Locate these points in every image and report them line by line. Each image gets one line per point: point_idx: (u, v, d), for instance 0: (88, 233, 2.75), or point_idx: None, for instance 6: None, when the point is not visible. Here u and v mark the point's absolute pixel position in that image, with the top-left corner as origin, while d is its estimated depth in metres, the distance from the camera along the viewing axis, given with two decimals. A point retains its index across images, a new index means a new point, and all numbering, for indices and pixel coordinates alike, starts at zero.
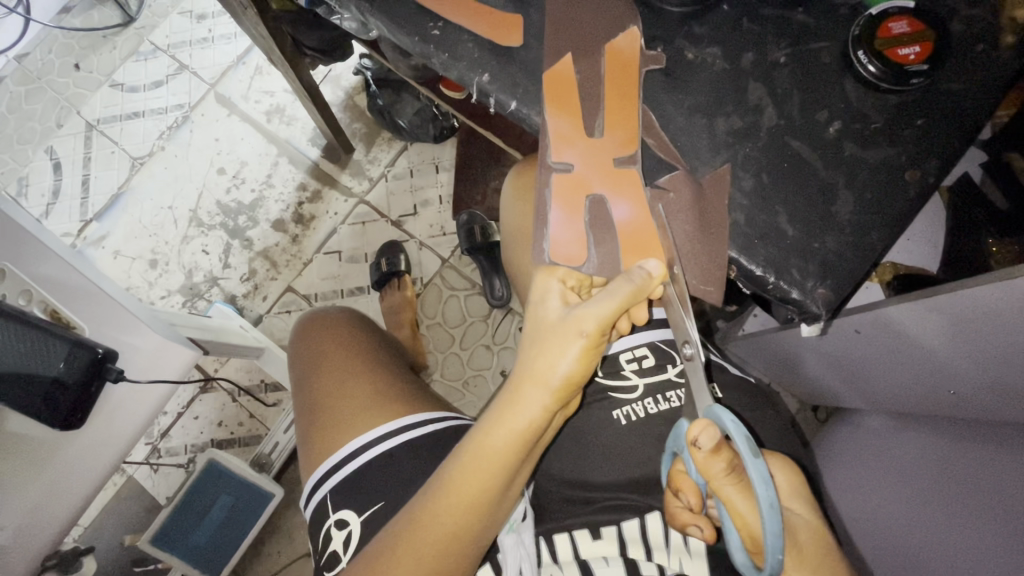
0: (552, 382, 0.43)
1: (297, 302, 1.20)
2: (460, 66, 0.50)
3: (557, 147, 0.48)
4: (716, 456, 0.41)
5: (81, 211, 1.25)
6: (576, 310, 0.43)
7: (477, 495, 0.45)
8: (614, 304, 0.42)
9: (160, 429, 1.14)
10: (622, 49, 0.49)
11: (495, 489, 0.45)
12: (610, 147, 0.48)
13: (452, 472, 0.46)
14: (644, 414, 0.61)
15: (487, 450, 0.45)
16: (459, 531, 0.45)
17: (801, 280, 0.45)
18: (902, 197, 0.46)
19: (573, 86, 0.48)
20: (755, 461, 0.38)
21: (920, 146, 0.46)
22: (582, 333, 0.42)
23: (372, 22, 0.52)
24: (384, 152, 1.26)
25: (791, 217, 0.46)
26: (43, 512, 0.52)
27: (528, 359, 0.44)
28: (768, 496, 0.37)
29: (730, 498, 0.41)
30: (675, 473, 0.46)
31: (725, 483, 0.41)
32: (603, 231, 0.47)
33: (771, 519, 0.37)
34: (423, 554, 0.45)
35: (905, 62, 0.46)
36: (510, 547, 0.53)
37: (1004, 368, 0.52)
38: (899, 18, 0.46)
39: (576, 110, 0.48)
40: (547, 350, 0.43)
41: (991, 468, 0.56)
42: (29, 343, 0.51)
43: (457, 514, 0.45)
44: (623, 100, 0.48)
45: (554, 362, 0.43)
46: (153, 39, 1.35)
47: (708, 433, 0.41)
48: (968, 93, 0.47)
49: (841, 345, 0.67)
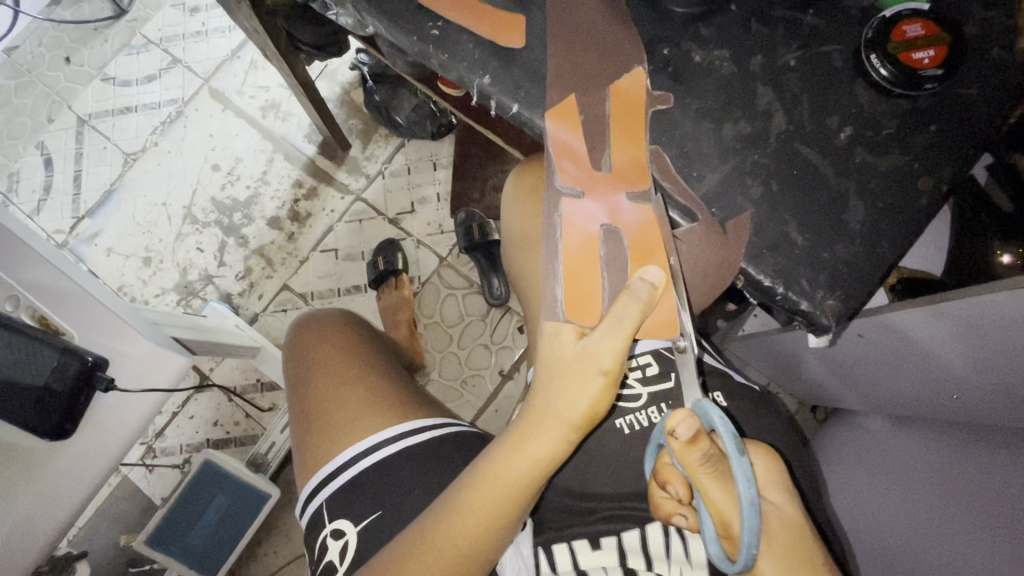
0: (573, 419, 0.42)
1: (294, 301, 1.19)
2: (461, 67, 0.48)
3: (567, 177, 0.46)
4: (694, 448, 0.40)
5: (73, 208, 1.23)
6: (590, 344, 0.41)
7: (490, 521, 0.44)
8: (624, 337, 0.40)
9: (155, 430, 1.13)
10: (626, 90, 0.47)
11: (510, 517, 0.45)
12: (620, 186, 0.46)
13: (467, 496, 0.45)
14: (648, 423, 0.59)
15: (507, 476, 0.43)
16: (470, 555, 0.45)
17: (811, 290, 0.44)
18: (913, 205, 0.45)
19: (579, 123, 0.47)
20: (741, 460, 0.38)
21: (931, 152, 0.45)
22: (602, 371, 0.41)
23: (370, 20, 0.51)
24: (381, 149, 1.24)
25: (800, 226, 0.44)
26: (32, 523, 0.51)
27: (546, 394, 0.42)
28: (750, 494, 0.37)
29: (706, 487, 0.40)
30: (662, 465, 0.44)
31: (702, 476, 0.40)
32: (616, 264, 0.45)
33: (750, 517, 0.37)
34: (433, 568, 0.45)
35: (918, 67, 0.44)
36: (509, 559, 0.55)
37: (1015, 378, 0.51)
38: (913, 21, 0.45)
39: (582, 147, 0.47)
40: (567, 387, 0.41)
41: (996, 474, 0.56)
42: (17, 352, 0.49)
43: (467, 539, 0.44)
44: (630, 136, 0.46)
45: (574, 400, 0.41)
46: (146, 33, 1.32)
47: (686, 424, 0.40)
48: (982, 98, 0.46)
49: (847, 351, 0.66)
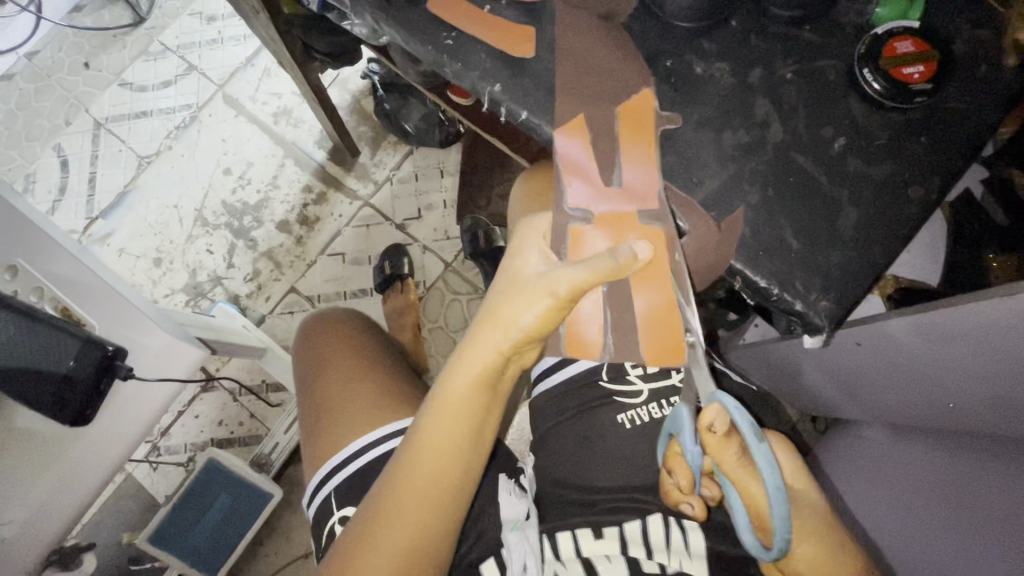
0: (518, 327, 0.45)
1: (300, 303, 1.21)
2: (473, 76, 0.50)
3: (576, 200, 0.48)
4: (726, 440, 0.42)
5: (87, 208, 1.26)
6: (554, 271, 0.45)
7: (456, 433, 0.47)
8: (591, 274, 0.43)
9: (161, 428, 1.15)
10: (635, 107, 0.49)
11: (471, 431, 0.48)
12: (627, 206, 0.47)
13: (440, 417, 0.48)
14: (649, 418, 0.61)
15: (458, 395, 0.47)
16: (444, 471, 0.47)
17: (805, 292, 0.45)
18: (905, 213, 0.46)
19: (588, 143, 0.49)
20: (763, 447, 0.39)
21: (923, 163, 0.47)
22: (554, 294, 0.44)
23: (386, 30, 0.53)
24: (389, 156, 1.27)
25: (796, 231, 0.46)
26: (49, 508, 0.52)
27: (500, 305, 0.47)
28: (775, 479, 0.38)
29: (740, 480, 0.41)
30: (673, 456, 0.47)
31: (738, 469, 0.41)
32: (620, 291, 0.48)
33: (779, 502, 0.38)
34: (417, 488, 0.47)
35: (908, 81, 0.47)
36: (515, 542, 0.54)
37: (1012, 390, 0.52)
38: (904, 38, 0.48)
39: (588, 169, 0.48)
40: (516, 301, 0.46)
41: (997, 484, 0.57)
42: (38, 340, 0.51)
43: (439, 455, 0.47)
44: (639, 154, 0.48)
45: (519, 311, 0.45)
46: (163, 40, 1.36)
47: (721, 418, 0.42)
48: (972, 111, 0.48)
49: (844, 358, 0.67)
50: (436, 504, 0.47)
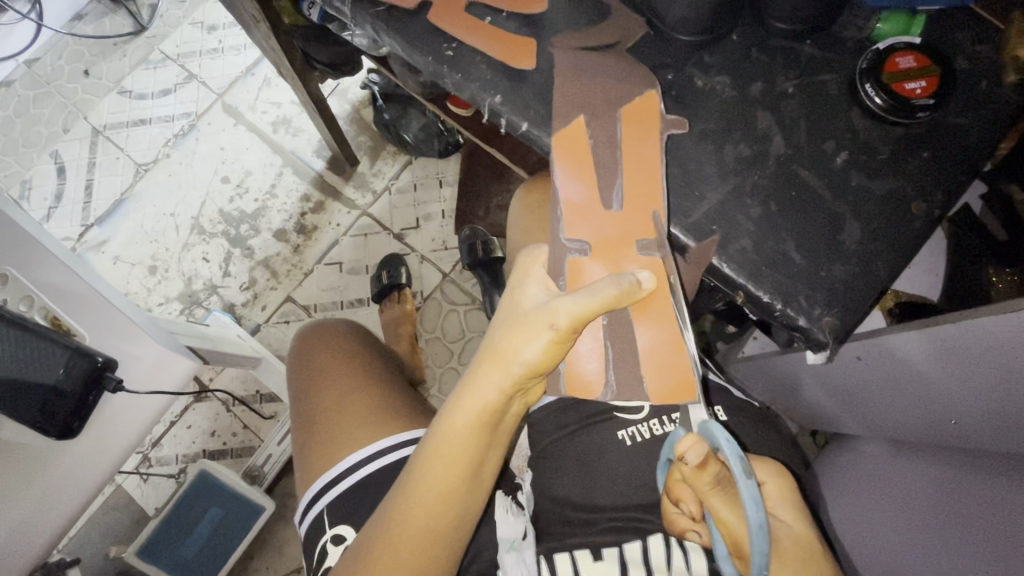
0: (517, 363, 0.43)
1: (297, 313, 1.20)
2: (473, 87, 0.50)
3: (573, 224, 0.48)
4: (701, 472, 0.42)
5: (83, 216, 1.25)
6: (554, 301, 0.43)
7: (452, 474, 0.46)
8: (594, 304, 0.41)
9: (152, 439, 1.13)
10: (638, 113, 0.49)
11: (467, 470, 0.46)
12: (628, 228, 0.47)
13: (434, 457, 0.46)
14: (650, 435, 0.60)
15: (454, 433, 0.45)
16: (439, 512, 0.46)
17: (809, 307, 0.45)
18: (908, 228, 0.46)
19: (587, 162, 0.49)
20: (746, 482, 0.39)
21: (926, 178, 0.47)
22: (552, 326, 0.42)
23: (386, 40, 0.53)
24: (388, 165, 1.27)
25: (798, 245, 0.46)
26: (33, 523, 0.51)
27: (498, 338, 0.44)
28: (757, 516, 0.38)
29: (716, 508, 0.42)
30: (673, 483, 0.47)
31: (712, 497, 0.42)
32: (621, 322, 0.48)
33: (757, 539, 0.38)
34: (410, 530, 0.45)
35: (911, 96, 0.47)
36: (511, 564, 0.52)
37: (1013, 409, 0.51)
38: (906, 53, 0.47)
39: (590, 191, 0.48)
40: (516, 335, 0.43)
41: (997, 504, 0.54)
42: (28, 351, 0.50)
43: (434, 497, 0.46)
44: (642, 171, 0.48)
45: (519, 347, 0.43)
46: (163, 49, 1.36)
47: (695, 450, 0.42)
48: (974, 128, 0.47)
49: (846, 373, 0.67)
50: (432, 545, 0.46)
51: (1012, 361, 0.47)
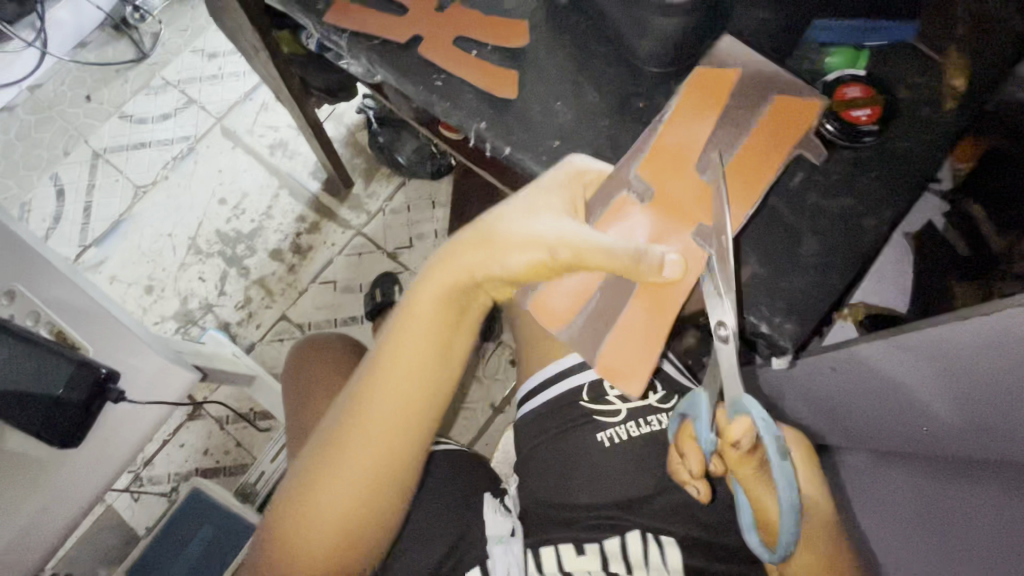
0: (488, 265, 0.45)
1: (291, 331, 1.22)
2: (460, 114, 0.54)
3: (646, 164, 0.49)
4: (747, 455, 0.41)
5: (81, 236, 1.27)
6: (562, 228, 0.43)
7: (410, 376, 0.47)
8: (603, 254, 0.42)
9: (144, 458, 1.14)
10: (792, 104, 0.50)
11: (425, 372, 0.48)
12: (686, 209, 0.48)
13: (395, 358, 0.47)
14: (627, 436, 0.62)
15: (413, 332, 0.47)
16: (398, 415, 0.47)
17: (770, 315, 0.48)
18: (862, 242, 0.49)
19: (700, 121, 0.50)
20: (783, 466, 0.39)
21: (875, 196, 0.50)
22: (548, 248, 0.43)
23: (380, 71, 0.57)
24: (383, 187, 1.30)
25: (760, 259, 0.49)
26: (33, 532, 0.52)
27: (476, 241, 0.46)
28: (791, 499, 0.39)
29: (751, 485, 0.42)
30: (684, 437, 0.47)
31: (748, 474, 0.42)
32: (621, 288, 0.49)
33: (790, 518, 0.39)
34: (370, 432, 0.47)
35: (857, 123, 0.51)
36: (498, 554, 0.56)
37: (995, 417, 0.49)
38: (852, 84, 0.53)
39: (692, 146, 0.49)
40: (496, 241, 0.45)
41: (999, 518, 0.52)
42: (35, 365, 0.53)
43: (395, 398, 0.47)
44: (753, 164, 0.48)
45: (501, 254, 0.44)
46: (164, 75, 1.41)
47: (743, 431, 0.41)
48: (917, 150, 0.51)
49: (821, 382, 0.63)
50: (390, 446, 0.48)
51: (992, 367, 0.45)
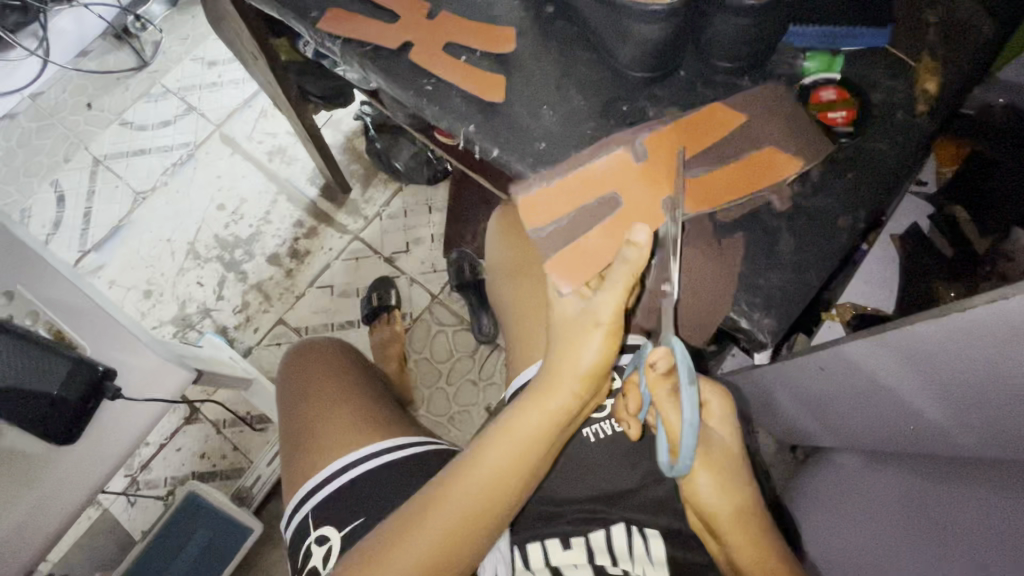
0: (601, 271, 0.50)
1: (288, 335, 1.23)
2: (449, 118, 0.55)
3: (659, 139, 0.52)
4: (664, 379, 0.45)
5: (81, 241, 1.29)
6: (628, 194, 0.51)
7: (534, 435, 0.50)
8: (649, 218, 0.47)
9: (141, 462, 1.14)
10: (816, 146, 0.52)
11: (546, 429, 0.50)
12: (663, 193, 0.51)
13: (525, 413, 0.50)
14: (612, 432, 0.63)
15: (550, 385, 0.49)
16: (511, 467, 0.49)
17: (749, 311, 0.49)
18: (837, 240, 0.51)
19: (721, 128, 0.53)
20: (689, 388, 0.43)
21: (852, 195, 0.52)
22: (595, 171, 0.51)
23: (373, 77, 0.58)
24: (380, 192, 1.32)
25: (739, 257, 0.50)
26: (29, 527, 0.53)
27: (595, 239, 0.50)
28: (691, 417, 0.42)
29: (666, 412, 0.46)
30: (629, 381, 0.50)
31: (664, 402, 0.46)
32: (587, 219, 0.50)
33: (688, 436, 0.42)
34: (482, 482, 0.49)
35: (833, 125, 0.53)
36: (487, 554, 0.56)
37: (979, 413, 0.49)
38: (828, 88, 0.55)
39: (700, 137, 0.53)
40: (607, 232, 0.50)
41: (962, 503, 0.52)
42: (33, 360, 0.54)
43: (516, 448, 0.49)
44: (742, 175, 0.51)
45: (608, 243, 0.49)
46: (165, 83, 1.43)
47: (664, 360, 0.44)
48: (891, 151, 0.53)
49: (816, 385, 0.65)
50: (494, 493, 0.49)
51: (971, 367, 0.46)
